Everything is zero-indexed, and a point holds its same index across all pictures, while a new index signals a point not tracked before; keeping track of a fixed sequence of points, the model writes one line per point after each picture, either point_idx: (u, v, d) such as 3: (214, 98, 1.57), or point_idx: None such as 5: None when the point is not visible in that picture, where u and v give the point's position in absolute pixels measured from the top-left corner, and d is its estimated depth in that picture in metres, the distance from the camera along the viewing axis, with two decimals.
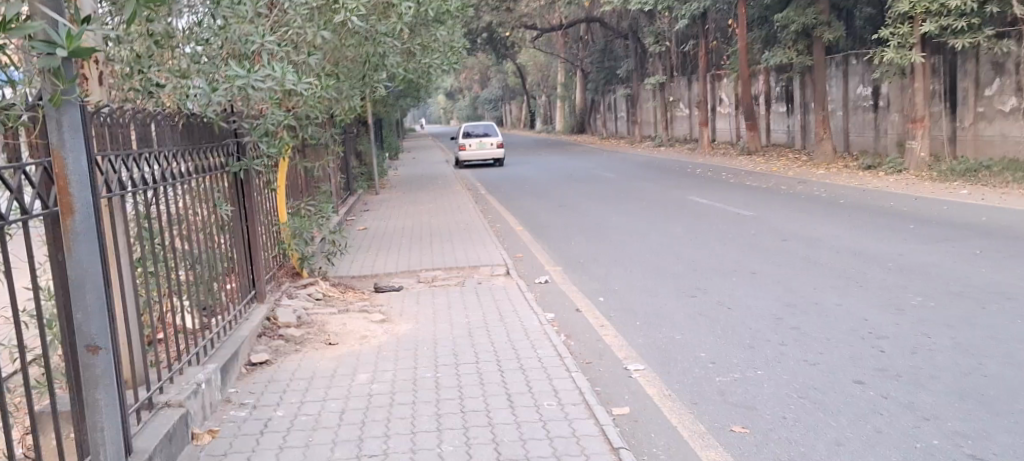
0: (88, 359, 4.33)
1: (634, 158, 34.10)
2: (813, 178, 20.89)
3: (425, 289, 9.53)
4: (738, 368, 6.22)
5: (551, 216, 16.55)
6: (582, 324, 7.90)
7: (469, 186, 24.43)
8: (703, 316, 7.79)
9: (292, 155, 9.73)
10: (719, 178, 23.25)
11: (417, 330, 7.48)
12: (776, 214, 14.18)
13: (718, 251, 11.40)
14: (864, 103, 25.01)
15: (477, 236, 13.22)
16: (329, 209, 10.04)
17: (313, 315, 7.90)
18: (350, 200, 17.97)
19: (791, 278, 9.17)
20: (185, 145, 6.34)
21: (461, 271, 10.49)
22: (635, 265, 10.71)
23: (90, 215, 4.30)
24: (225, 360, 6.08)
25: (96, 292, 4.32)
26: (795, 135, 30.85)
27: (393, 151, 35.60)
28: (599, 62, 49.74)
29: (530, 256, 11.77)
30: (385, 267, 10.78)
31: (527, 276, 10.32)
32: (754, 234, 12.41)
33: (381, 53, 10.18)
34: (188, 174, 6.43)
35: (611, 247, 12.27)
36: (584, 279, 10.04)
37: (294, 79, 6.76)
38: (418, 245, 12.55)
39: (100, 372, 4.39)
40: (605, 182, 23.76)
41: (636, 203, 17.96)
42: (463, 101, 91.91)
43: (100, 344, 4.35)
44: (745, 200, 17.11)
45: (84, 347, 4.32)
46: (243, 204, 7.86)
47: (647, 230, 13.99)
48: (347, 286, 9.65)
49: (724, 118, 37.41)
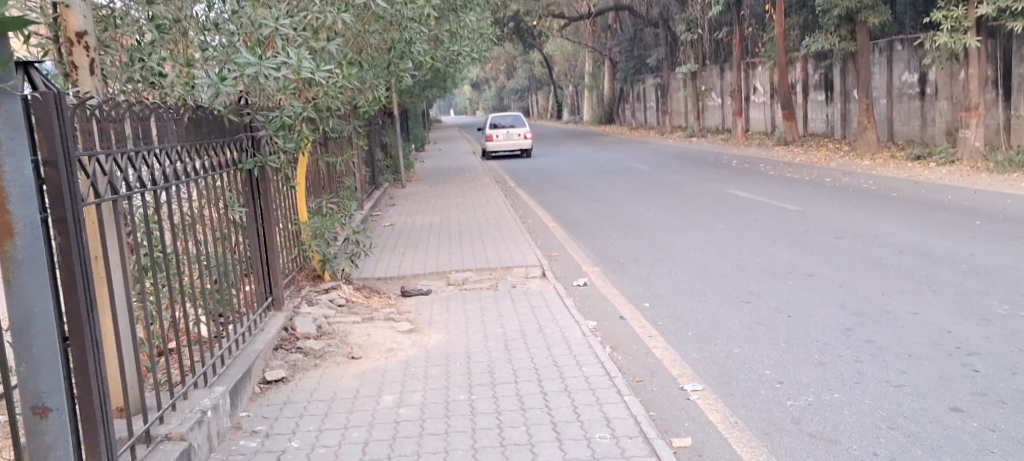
0: (36, 423, 3.92)
1: (666, 149, 33.35)
2: (859, 169, 20.50)
3: (455, 293, 8.87)
4: (811, 390, 5.56)
5: (584, 211, 15.83)
6: (628, 334, 7.20)
7: (497, 178, 23.76)
8: (762, 325, 7.12)
9: (312, 150, 9.09)
10: (757, 170, 22.51)
11: (448, 342, 6.81)
12: (827, 210, 13.49)
13: (768, 249, 10.71)
14: (909, 91, 24.77)
15: (508, 233, 12.54)
16: (352, 207, 9.37)
17: (335, 324, 7.24)
18: (375, 195, 17.39)
19: (853, 281, 8.47)
20: (193, 139, 5.71)
21: (492, 272, 9.82)
22: (679, 265, 9.99)
23: (36, 245, 3.87)
24: (234, 380, 5.45)
25: (44, 344, 3.92)
26: (835, 124, 30.05)
27: (418, 142, 34.97)
28: (629, 51, 48.98)
29: (566, 255, 11.09)
30: (413, 268, 10.15)
31: (564, 278, 9.64)
32: (806, 231, 11.72)
33: (408, 40, 9.55)
34: (196, 173, 5.79)
35: (651, 245, 11.55)
36: (625, 281, 9.34)
37: (312, 68, 6.04)
38: (447, 244, 11.89)
39: (51, 437, 3.97)
40: (639, 174, 23.04)
41: (674, 196, 17.27)
42: (489, 92, 91.17)
43: (49, 403, 3.94)
44: (790, 194, 16.41)
45: (31, 409, 3.92)
46: (257, 203, 7.22)
47: (688, 225, 13.27)
48: (372, 289, 9.01)
49: (758, 107, 36.61)
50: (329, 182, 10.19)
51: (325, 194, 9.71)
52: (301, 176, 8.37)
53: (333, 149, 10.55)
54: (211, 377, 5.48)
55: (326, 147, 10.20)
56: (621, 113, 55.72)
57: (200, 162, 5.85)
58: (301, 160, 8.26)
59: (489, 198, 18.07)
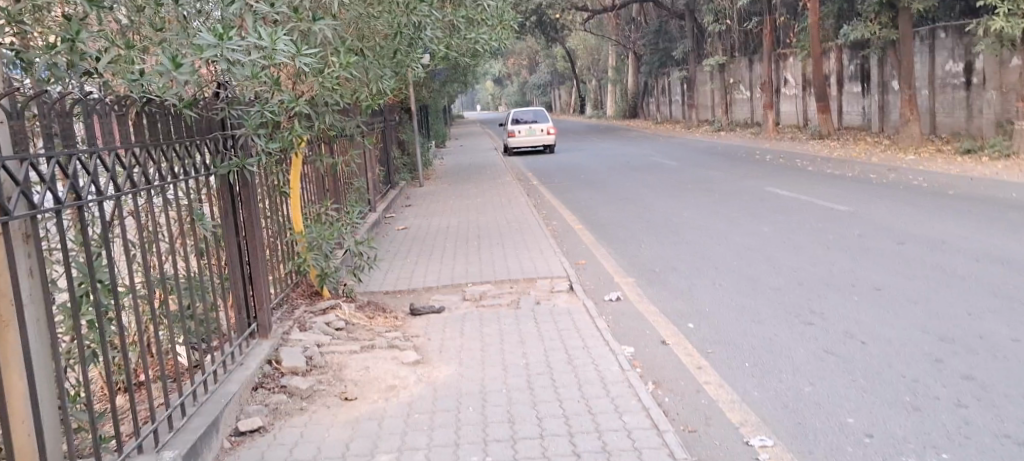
0: None
1: (695, 143, 32.27)
2: (905, 165, 19.54)
3: (471, 311, 7.81)
4: (909, 447, 4.53)
5: (612, 212, 14.73)
6: (673, 366, 6.10)
7: (519, 176, 22.71)
8: (833, 355, 6.04)
9: (308, 148, 8.03)
10: (795, 165, 21.44)
11: (460, 378, 5.73)
12: (879, 211, 12.43)
13: (822, 256, 9.63)
14: (953, 80, 23.71)
15: (531, 238, 11.49)
16: (354, 214, 8.26)
17: (329, 355, 6.15)
18: (389, 195, 16.37)
19: (930, 297, 7.38)
20: (147, 141, 4.77)
21: (514, 285, 8.76)
22: (723, 276, 8.89)
23: None
24: (192, 442, 4.50)
25: None
26: (873, 116, 28.91)
27: (438, 139, 33.99)
28: (653, 43, 47.87)
29: (595, 264, 10.02)
30: (425, 281, 9.08)
31: (595, 292, 8.55)
32: (861, 235, 10.65)
33: (418, 23, 8.50)
34: (152, 182, 4.84)
35: (691, 252, 10.45)
36: (664, 297, 8.25)
37: (286, 49, 4.95)
38: (463, 251, 10.81)
39: None
40: (670, 171, 21.95)
41: (709, 194, 16.18)
42: (511, 87, 90.23)
43: None
44: (835, 192, 15.31)
45: None
46: (238, 211, 6.18)
47: (727, 227, 12.16)
48: (377, 307, 7.93)
49: (790, 100, 35.44)
50: (331, 188, 9.14)
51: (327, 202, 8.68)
52: (296, 182, 7.32)
53: (335, 149, 9.47)
54: (163, 434, 4.54)
55: (328, 147, 9.14)
56: (646, 108, 54.57)
57: (159, 166, 4.90)
58: (295, 165, 7.21)
59: (510, 198, 16.98)
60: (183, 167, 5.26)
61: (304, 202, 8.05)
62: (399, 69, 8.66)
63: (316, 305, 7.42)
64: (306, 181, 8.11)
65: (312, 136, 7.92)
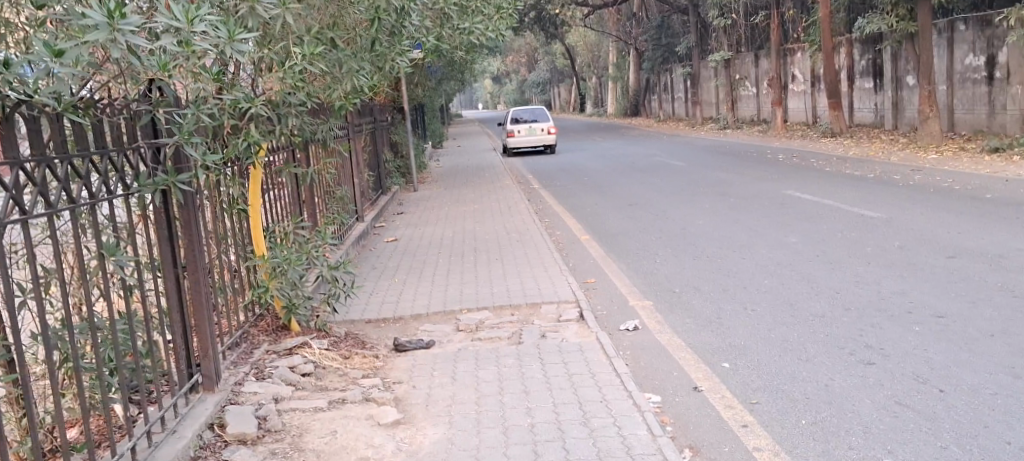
0: None
1: (702, 142, 31.17)
2: (928, 165, 18.49)
3: (464, 347, 6.67)
4: None
5: (621, 219, 13.59)
6: (711, 424, 5.01)
7: (519, 178, 21.60)
8: (908, 412, 4.95)
9: (274, 156, 6.91)
10: (809, 166, 20.37)
11: (448, 446, 4.62)
12: (915, 218, 11.35)
13: (864, 273, 8.51)
14: (973, 75, 22.65)
15: (533, 251, 10.41)
16: (327, 232, 7.12)
17: (288, 414, 5.04)
18: (380, 201, 15.28)
19: (1006, 329, 6.27)
20: (20, 158, 3.72)
21: (514, 313, 7.64)
22: (755, 301, 7.76)
23: None
24: None
25: None
26: (887, 113, 27.86)
27: (435, 139, 32.94)
28: (655, 39, 46.77)
29: (606, 284, 8.91)
30: (413, 307, 7.93)
31: (608, 321, 7.42)
32: (903, 248, 9.56)
33: (402, 11, 7.36)
34: (29, 211, 3.75)
35: (713, 268, 9.35)
36: (690, 327, 7.15)
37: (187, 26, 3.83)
38: (458, 268, 9.69)
39: None
40: (678, 172, 20.84)
41: (723, 199, 15.07)
42: (511, 85, 89.15)
43: None
44: (860, 196, 14.23)
45: None
46: (176, 238, 5.06)
47: (751, 238, 11.02)
48: (356, 342, 6.80)
49: (798, 97, 34.36)
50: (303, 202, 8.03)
51: (298, 219, 7.59)
52: (256, 200, 6.21)
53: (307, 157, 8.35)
54: None
55: (299, 156, 8.03)
56: (648, 105, 53.46)
57: (41, 188, 3.82)
58: (254, 181, 6.13)
59: (510, 204, 15.85)
60: (87, 188, 4.16)
61: (269, 221, 6.94)
62: (381, 67, 7.55)
63: (281, 342, 6.31)
64: (273, 196, 7.00)
65: (278, 146, 6.84)
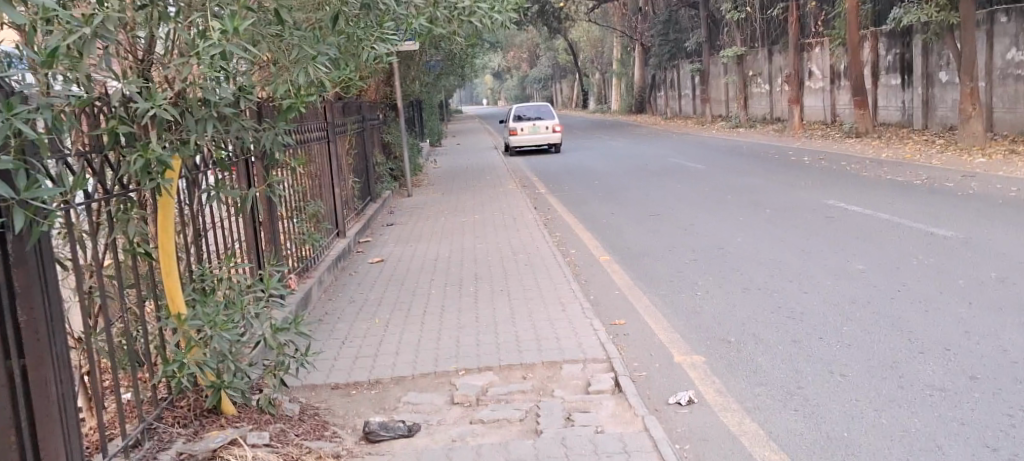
0: None
1: (716, 142, 29.40)
2: (978, 169, 16.73)
3: (463, 435, 4.90)
4: None
5: (642, 234, 11.82)
6: None
7: (522, 182, 19.86)
8: None
9: (204, 173, 5.07)
10: (843, 169, 18.61)
11: None
12: (998, 239, 9.60)
13: (968, 318, 6.74)
14: (1016, 71, 20.90)
15: (545, 281, 8.62)
16: (276, 277, 5.30)
17: None
18: (367, 212, 13.53)
19: None
20: None
21: (527, 376, 5.85)
22: (844, 362, 5.97)
23: None
24: None
25: None
26: (916, 111, 26.08)
27: (432, 137, 31.11)
28: (663, 33, 44.90)
29: (640, 331, 7.11)
30: (394, 366, 6.14)
31: (652, 391, 5.64)
32: (1002, 279, 7.80)
33: None
34: None
35: (772, 307, 7.54)
36: (766, 401, 5.37)
37: None
38: (453, 303, 7.91)
39: None
40: (697, 176, 19.03)
41: (757, 210, 13.27)
42: (513, 81, 87.38)
43: None
44: (916, 207, 12.48)
45: None
46: None
47: (804, 263, 9.25)
48: (314, 424, 5.02)
49: (816, 94, 32.61)
50: (236, 230, 6.22)
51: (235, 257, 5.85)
52: (168, 237, 4.42)
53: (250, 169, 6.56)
54: None
55: (239, 171, 6.23)
56: (654, 102, 51.67)
57: None
58: (162, 212, 4.37)
59: (514, 214, 14.04)
60: None
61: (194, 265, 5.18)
62: (341, 52, 5.84)
63: (203, 436, 4.57)
64: (205, 230, 5.25)
65: (206, 162, 5.08)
